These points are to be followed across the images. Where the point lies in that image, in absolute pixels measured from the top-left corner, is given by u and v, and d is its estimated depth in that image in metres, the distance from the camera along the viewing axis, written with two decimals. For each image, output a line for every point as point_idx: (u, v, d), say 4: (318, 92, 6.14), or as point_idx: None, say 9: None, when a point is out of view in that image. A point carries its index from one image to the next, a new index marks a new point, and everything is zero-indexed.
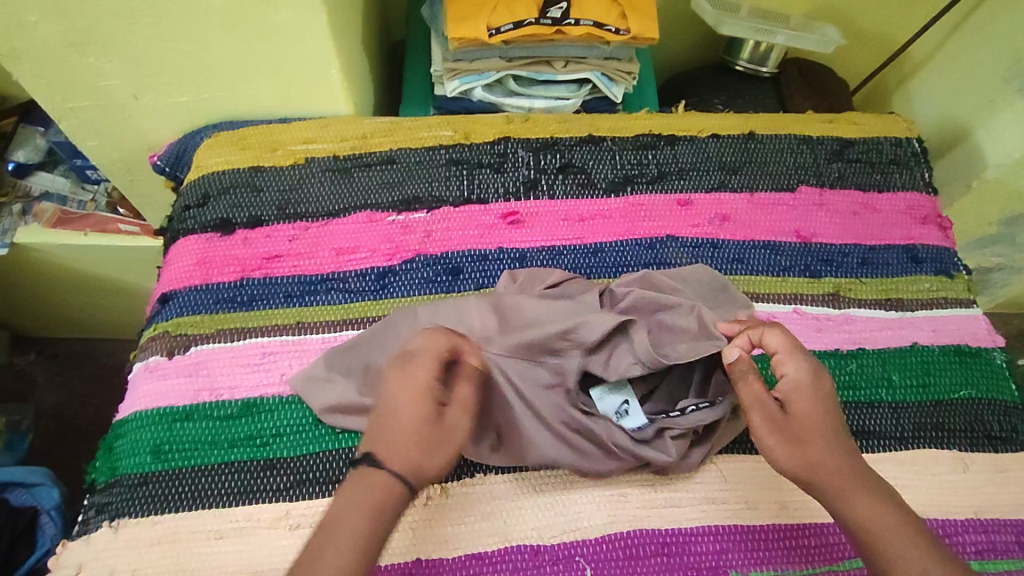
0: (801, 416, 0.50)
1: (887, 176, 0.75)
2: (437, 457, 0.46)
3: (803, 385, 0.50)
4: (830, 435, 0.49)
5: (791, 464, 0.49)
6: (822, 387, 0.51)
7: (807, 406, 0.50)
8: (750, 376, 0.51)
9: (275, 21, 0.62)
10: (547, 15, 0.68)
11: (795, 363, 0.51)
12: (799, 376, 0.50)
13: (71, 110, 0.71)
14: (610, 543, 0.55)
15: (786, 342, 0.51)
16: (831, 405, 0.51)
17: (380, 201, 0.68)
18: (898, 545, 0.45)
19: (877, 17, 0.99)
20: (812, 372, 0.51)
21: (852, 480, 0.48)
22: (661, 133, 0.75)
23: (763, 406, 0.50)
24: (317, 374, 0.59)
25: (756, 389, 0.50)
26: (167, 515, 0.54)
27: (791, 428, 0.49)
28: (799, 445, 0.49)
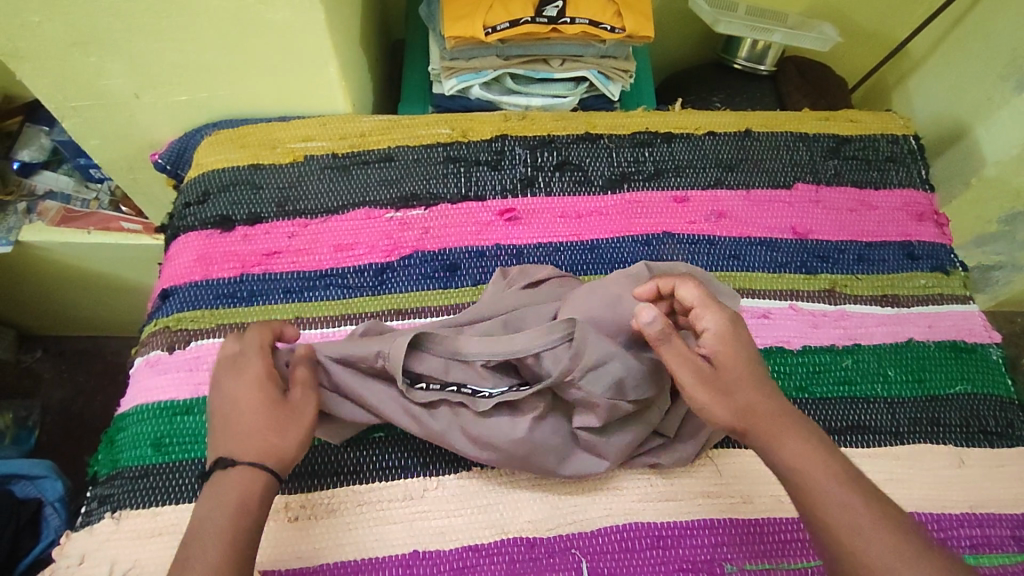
0: (726, 364, 0.49)
1: (883, 173, 0.75)
2: (288, 436, 0.48)
3: (725, 333, 0.50)
4: (756, 379, 0.49)
5: (720, 411, 0.48)
6: (744, 337, 0.50)
7: (731, 354, 0.49)
8: (670, 335, 0.49)
9: (272, 20, 0.62)
10: (542, 13, 0.69)
11: (713, 313, 0.51)
12: (718, 326, 0.50)
13: (74, 109, 0.72)
14: (605, 536, 0.55)
15: (702, 294, 0.52)
16: (754, 354, 0.50)
17: (378, 198, 0.69)
18: (827, 482, 0.44)
19: (875, 15, 0.99)
20: (731, 321, 0.51)
21: (783, 422, 0.48)
22: (658, 131, 0.75)
23: (690, 361, 0.49)
24: None
25: (675, 345, 0.49)
26: (168, 506, 0.54)
27: (720, 378, 0.49)
28: (728, 394, 0.48)
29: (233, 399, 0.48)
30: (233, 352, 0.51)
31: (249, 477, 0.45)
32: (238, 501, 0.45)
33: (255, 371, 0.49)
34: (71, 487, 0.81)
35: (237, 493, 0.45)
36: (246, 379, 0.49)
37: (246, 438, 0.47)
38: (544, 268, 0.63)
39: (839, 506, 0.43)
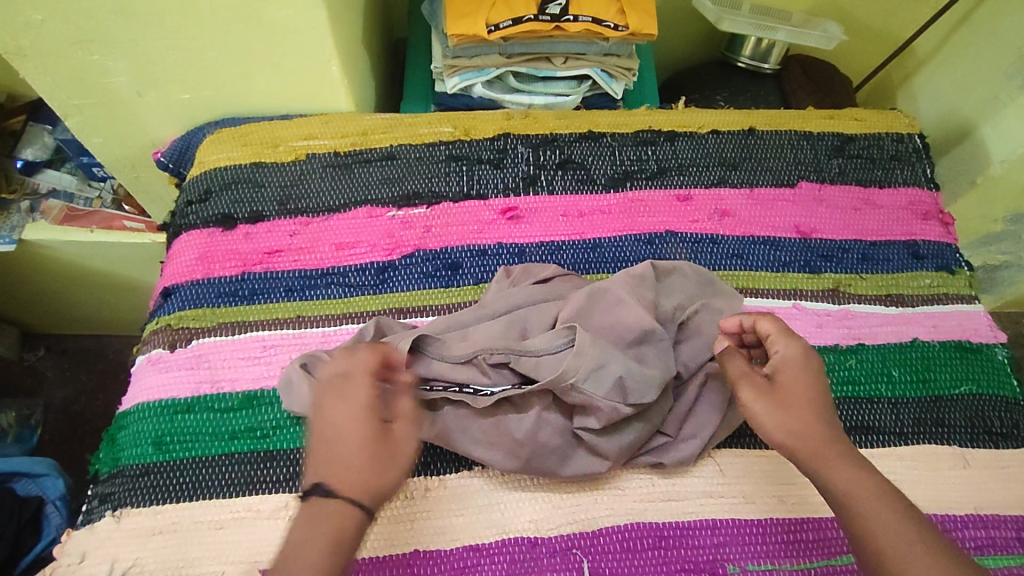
0: (790, 389, 0.51)
1: (888, 172, 0.74)
2: (390, 474, 0.45)
3: (797, 360, 0.51)
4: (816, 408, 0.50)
5: (773, 429, 0.50)
6: (813, 367, 0.51)
7: (799, 380, 0.51)
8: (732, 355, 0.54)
9: (275, 18, 0.62)
10: (545, 11, 0.68)
11: (791, 342, 0.52)
12: (791, 353, 0.51)
13: (77, 108, 0.72)
14: (607, 536, 0.55)
15: (777, 327, 0.53)
16: (822, 383, 0.51)
17: (380, 196, 0.69)
18: (870, 504, 0.45)
19: (879, 13, 0.99)
20: (804, 350, 0.52)
21: (833, 447, 0.48)
22: (661, 129, 0.75)
23: (752, 379, 0.52)
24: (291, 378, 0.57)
25: (739, 365, 0.53)
26: (168, 505, 0.54)
27: (779, 398, 0.50)
28: (785, 413, 0.50)
29: (339, 426, 0.45)
30: (339, 370, 0.48)
31: (345, 514, 0.42)
32: (332, 536, 0.41)
33: (364, 399, 0.46)
34: (71, 485, 0.81)
35: (334, 527, 0.42)
36: (353, 406, 0.46)
37: (349, 470, 0.44)
38: (549, 266, 0.64)
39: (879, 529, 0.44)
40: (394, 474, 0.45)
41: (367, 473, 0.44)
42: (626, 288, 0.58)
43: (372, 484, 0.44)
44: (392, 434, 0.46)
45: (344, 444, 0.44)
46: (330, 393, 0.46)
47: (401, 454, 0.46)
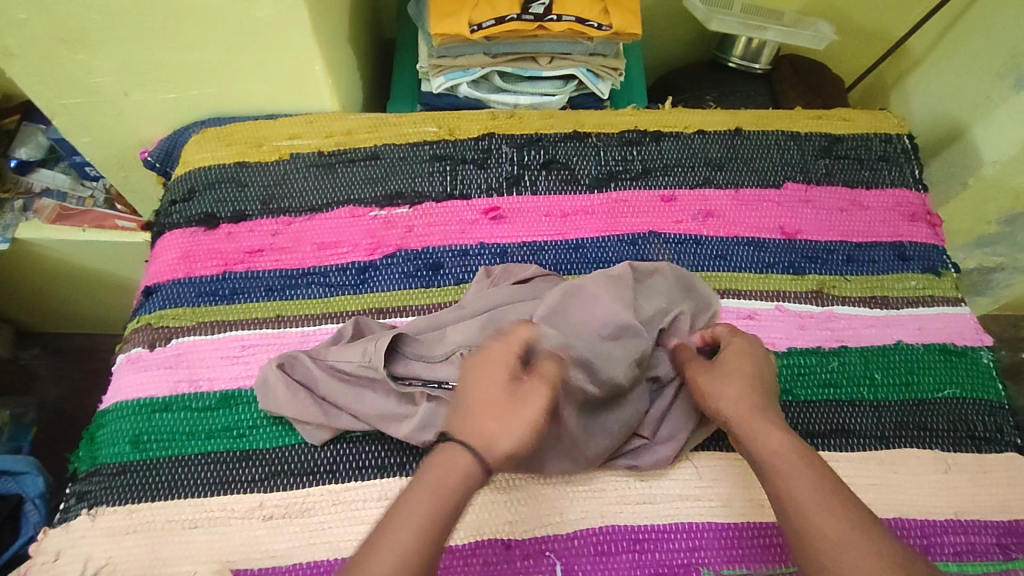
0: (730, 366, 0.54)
1: (876, 173, 0.74)
2: (503, 429, 0.46)
3: (744, 348, 0.56)
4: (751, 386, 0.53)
5: (710, 399, 0.53)
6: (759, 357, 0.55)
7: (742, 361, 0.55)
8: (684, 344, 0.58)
9: (257, 18, 0.62)
10: (528, 10, 0.68)
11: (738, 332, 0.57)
12: (738, 342, 0.56)
13: (64, 107, 0.72)
14: (582, 539, 0.54)
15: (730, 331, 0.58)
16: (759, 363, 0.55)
17: (363, 195, 0.69)
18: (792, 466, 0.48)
19: (872, 12, 0.98)
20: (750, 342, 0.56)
21: (758, 415, 0.51)
22: (646, 129, 0.75)
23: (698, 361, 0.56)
24: (271, 380, 0.57)
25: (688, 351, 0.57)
26: (144, 503, 0.55)
27: (720, 371, 0.54)
28: (720, 382, 0.53)
29: (475, 384, 0.49)
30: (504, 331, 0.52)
31: (455, 465, 0.45)
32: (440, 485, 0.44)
33: (502, 357, 0.50)
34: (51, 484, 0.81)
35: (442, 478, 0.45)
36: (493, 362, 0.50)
37: (475, 422, 0.47)
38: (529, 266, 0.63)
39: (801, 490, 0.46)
40: (506, 433, 0.46)
41: (489, 426, 0.47)
42: (601, 288, 0.58)
43: (494, 439, 0.46)
44: (519, 390, 0.48)
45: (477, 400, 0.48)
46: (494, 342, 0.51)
47: (528, 409, 0.47)
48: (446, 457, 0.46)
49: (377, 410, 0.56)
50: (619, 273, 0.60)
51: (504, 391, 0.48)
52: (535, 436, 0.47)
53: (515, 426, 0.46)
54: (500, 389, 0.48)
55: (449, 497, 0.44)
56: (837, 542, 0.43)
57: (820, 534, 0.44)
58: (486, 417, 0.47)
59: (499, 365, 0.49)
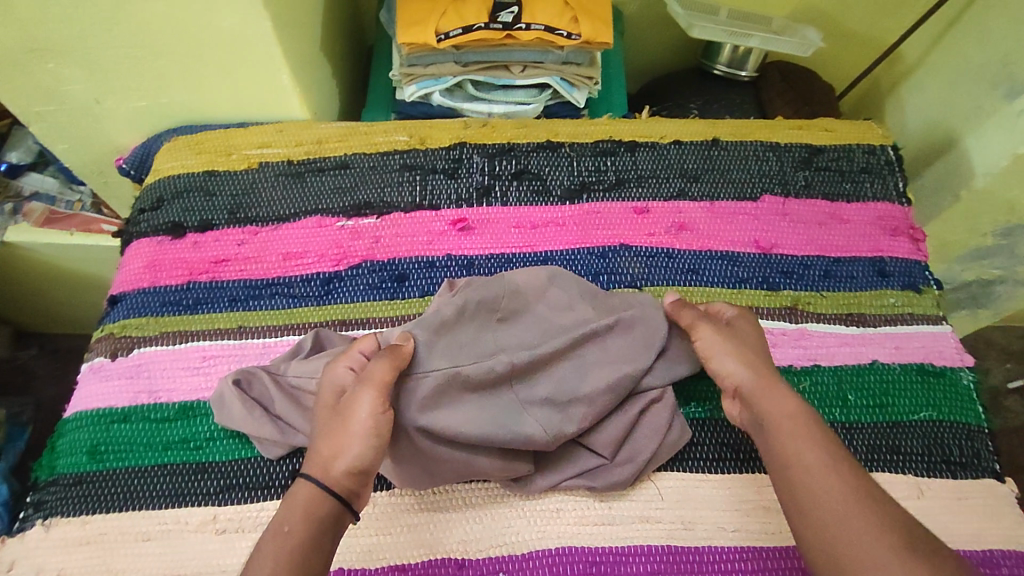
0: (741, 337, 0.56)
1: (857, 186, 0.72)
2: (330, 444, 0.48)
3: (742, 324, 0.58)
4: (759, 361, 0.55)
5: (721, 360, 0.55)
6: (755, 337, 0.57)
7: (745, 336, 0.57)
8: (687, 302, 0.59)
9: (221, 27, 0.62)
10: (497, 19, 0.67)
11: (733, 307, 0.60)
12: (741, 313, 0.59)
13: (39, 115, 0.72)
14: (536, 560, 0.53)
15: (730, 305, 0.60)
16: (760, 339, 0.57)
17: (330, 205, 0.68)
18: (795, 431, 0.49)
19: (864, 18, 0.95)
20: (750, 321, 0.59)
21: (768, 381, 0.53)
22: (621, 140, 0.73)
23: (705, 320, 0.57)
24: (227, 394, 0.56)
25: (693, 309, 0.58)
26: (98, 515, 0.54)
27: (737, 337, 0.56)
28: (735, 346, 0.55)
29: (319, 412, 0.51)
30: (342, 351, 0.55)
31: (315, 496, 0.46)
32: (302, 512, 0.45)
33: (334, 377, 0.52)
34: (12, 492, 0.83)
35: (302, 504, 0.46)
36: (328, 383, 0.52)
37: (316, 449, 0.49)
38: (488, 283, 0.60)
39: (798, 455, 0.48)
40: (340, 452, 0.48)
41: (321, 450, 0.48)
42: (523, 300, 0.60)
43: (332, 460, 0.48)
44: (343, 404, 0.50)
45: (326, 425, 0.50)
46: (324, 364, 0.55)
47: (356, 421, 0.49)
48: (291, 493, 0.47)
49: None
50: (526, 284, 0.61)
51: (333, 410, 0.51)
52: (368, 444, 0.48)
53: (344, 443, 0.48)
54: (328, 410, 0.51)
55: (291, 529, 0.45)
56: (837, 507, 0.45)
57: (819, 497, 0.45)
58: (320, 442, 0.49)
59: (328, 387, 0.52)
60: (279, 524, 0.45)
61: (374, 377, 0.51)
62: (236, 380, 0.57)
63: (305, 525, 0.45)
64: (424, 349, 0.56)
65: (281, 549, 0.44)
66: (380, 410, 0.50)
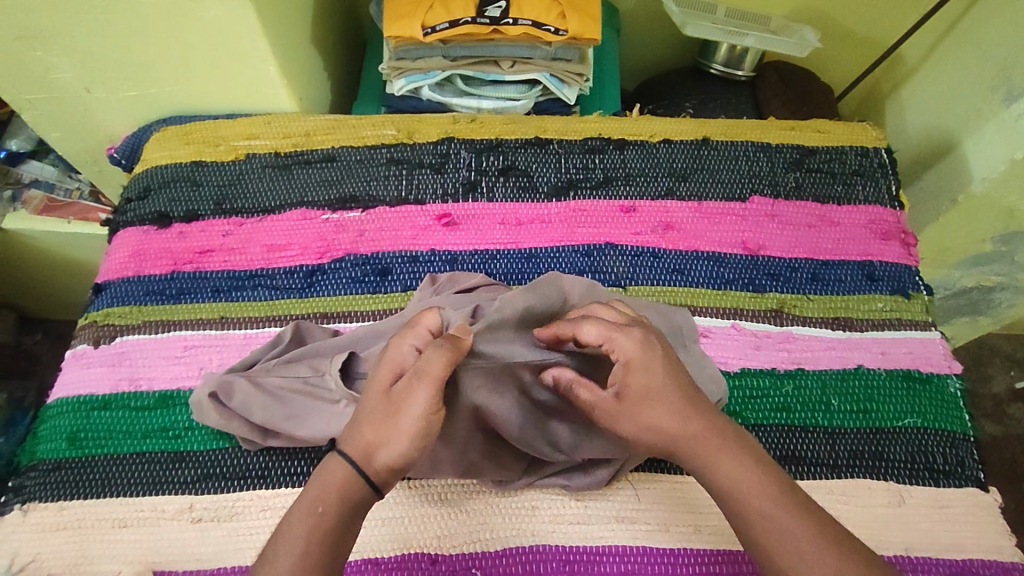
0: (638, 394, 0.46)
1: (849, 188, 0.71)
2: (382, 431, 0.46)
3: (639, 361, 0.47)
4: (678, 398, 0.46)
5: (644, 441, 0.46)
6: (660, 356, 0.47)
7: (646, 377, 0.46)
8: (579, 386, 0.49)
9: (205, 18, 0.62)
10: (484, 14, 0.67)
11: (623, 340, 0.47)
12: (630, 355, 0.47)
13: (30, 103, 0.73)
14: (511, 557, 0.53)
15: (603, 328, 0.48)
16: (672, 372, 0.47)
17: (316, 198, 0.68)
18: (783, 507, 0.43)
19: (863, 18, 0.94)
20: (642, 340, 0.47)
21: (706, 443, 0.45)
22: (611, 137, 0.73)
23: (600, 407, 0.48)
24: (208, 396, 0.55)
25: (587, 394, 0.48)
26: (76, 501, 0.54)
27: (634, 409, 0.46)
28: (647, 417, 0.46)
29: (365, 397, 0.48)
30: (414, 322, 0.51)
31: (354, 480, 0.45)
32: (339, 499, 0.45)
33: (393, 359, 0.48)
34: None
35: (339, 484, 0.45)
36: (392, 360, 0.48)
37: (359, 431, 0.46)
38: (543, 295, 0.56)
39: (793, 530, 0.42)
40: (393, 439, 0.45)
41: (367, 433, 0.46)
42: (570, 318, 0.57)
43: (374, 448, 0.45)
44: (396, 393, 0.46)
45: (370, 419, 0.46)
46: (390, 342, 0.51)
47: (406, 418, 0.45)
48: (327, 471, 0.46)
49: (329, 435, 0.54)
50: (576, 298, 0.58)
51: (387, 398, 0.47)
52: (415, 443, 0.45)
53: (391, 436, 0.45)
54: (381, 394, 0.47)
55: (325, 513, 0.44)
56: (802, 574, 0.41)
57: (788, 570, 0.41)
58: (366, 424, 0.46)
59: (388, 365, 0.48)
60: (313, 504, 0.44)
61: (429, 370, 0.45)
62: (214, 385, 0.54)
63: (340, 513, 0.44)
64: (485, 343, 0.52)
65: (317, 528, 0.43)
66: (432, 410, 0.45)
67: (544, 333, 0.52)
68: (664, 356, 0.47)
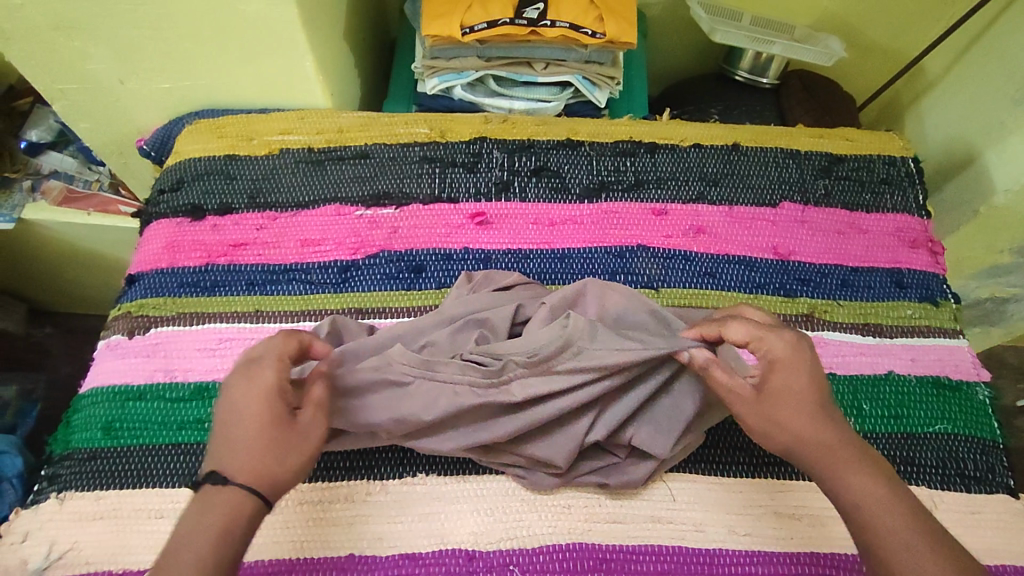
0: (780, 392, 0.46)
1: (877, 196, 0.71)
2: (277, 453, 0.45)
3: (785, 361, 0.47)
4: (815, 401, 0.46)
5: (778, 435, 0.46)
6: (806, 360, 0.47)
7: (790, 379, 0.46)
8: (716, 366, 0.49)
9: (246, 11, 0.62)
10: (522, 15, 0.68)
11: (773, 341, 0.48)
12: (779, 357, 0.47)
13: (61, 93, 0.73)
14: (547, 554, 0.53)
15: (751, 328, 0.49)
16: (817, 376, 0.47)
17: (350, 194, 0.68)
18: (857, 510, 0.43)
19: (885, 30, 0.95)
20: (793, 341, 0.48)
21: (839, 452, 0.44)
22: (642, 140, 0.73)
23: (735, 392, 0.48)
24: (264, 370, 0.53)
25: (725, 375, 0.49)
26: (112, 490, 0.54)
27: (771, 402, 0.46)
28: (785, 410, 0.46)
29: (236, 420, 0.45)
30: (254, 355, 0.48)
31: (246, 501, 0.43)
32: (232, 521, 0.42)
33: (266, 381, 0.46)
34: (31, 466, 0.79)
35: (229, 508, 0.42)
36: (264, 393, 0.46)
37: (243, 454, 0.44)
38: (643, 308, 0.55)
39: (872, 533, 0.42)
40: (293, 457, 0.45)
41: (259, 456, 0.44)
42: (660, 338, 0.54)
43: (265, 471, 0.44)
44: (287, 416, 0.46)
45: (250, 441, 0.44)
46: (232, 374, 0.46)
47: (303, 441, 0.46)
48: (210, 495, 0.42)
49: (422, 410, 0.52)
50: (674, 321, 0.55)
51: (271, 421, 0.45)
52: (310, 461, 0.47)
53: (285, 456, 0.45)
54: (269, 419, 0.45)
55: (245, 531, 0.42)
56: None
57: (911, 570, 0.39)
58: (252, 448, 0.44)
59: (260, 390, 0.46)
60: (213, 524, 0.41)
61: (318, 399, 0.48)
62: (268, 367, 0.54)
63: (251, 532, 0.43)
64: (587, 342, 0.52)
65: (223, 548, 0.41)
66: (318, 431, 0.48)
67: (690, 332, 0.52)
68: (811, 357, 0.47)
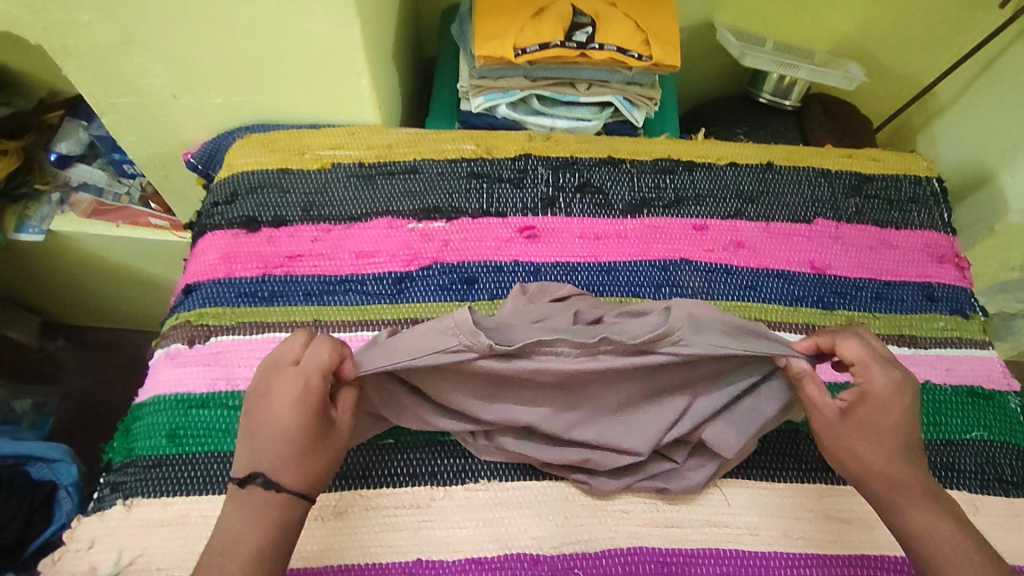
0: (864, 423, 0.49)
1: (906, 214, 0.75)
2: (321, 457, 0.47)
3: (881, 396, 0.49)
4: (899, 439, 0.49)
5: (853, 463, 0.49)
6: (905, 403, 0.49)
7: (881, 415, 0.49)
8: (812, 381, 0.51)
9: (310, 31, 0.65)
10: (572, 38, 0.71)
11: (875, 374, 0.49)
12: (877, 390, 0.49)
13: (113, 106, 0.75)
14: (608, 558, 0.54)
15: (863, 354, 0.50)
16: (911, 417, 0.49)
17: (401, 208, 0.70)
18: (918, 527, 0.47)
19: (898, 57, 1.00)
20: (898, 382, 0.49)
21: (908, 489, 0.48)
22: (680, 159, 0.76)
23: (822, 410, 0.51)
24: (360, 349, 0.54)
25: (818, 391, 0.51)
26: (178, 497, 0.54)
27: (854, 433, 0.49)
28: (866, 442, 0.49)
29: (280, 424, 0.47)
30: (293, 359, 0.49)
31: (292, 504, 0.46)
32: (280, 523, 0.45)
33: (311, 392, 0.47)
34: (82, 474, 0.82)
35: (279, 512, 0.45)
36: (303, 402, 0.47)
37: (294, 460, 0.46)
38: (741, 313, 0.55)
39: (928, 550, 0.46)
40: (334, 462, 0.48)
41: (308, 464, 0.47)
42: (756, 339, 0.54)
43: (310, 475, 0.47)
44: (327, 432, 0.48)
45: (297, 448, 0.46)
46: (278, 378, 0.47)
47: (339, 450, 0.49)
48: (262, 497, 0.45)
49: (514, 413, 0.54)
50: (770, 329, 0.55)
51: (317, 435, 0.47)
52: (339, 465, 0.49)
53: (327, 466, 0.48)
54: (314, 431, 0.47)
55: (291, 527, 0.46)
56: None
57: None
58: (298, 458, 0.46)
59: (303, 402, 0.47)
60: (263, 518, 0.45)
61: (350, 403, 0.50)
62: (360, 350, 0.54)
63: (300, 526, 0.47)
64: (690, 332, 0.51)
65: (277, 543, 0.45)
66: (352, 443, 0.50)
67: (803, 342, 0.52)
68: (912, 400, 0.49)
